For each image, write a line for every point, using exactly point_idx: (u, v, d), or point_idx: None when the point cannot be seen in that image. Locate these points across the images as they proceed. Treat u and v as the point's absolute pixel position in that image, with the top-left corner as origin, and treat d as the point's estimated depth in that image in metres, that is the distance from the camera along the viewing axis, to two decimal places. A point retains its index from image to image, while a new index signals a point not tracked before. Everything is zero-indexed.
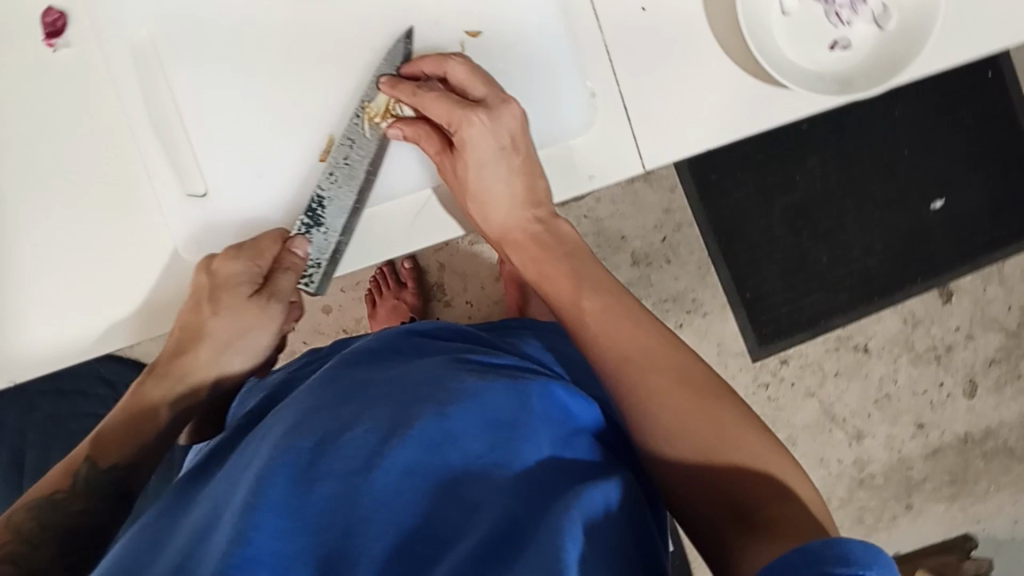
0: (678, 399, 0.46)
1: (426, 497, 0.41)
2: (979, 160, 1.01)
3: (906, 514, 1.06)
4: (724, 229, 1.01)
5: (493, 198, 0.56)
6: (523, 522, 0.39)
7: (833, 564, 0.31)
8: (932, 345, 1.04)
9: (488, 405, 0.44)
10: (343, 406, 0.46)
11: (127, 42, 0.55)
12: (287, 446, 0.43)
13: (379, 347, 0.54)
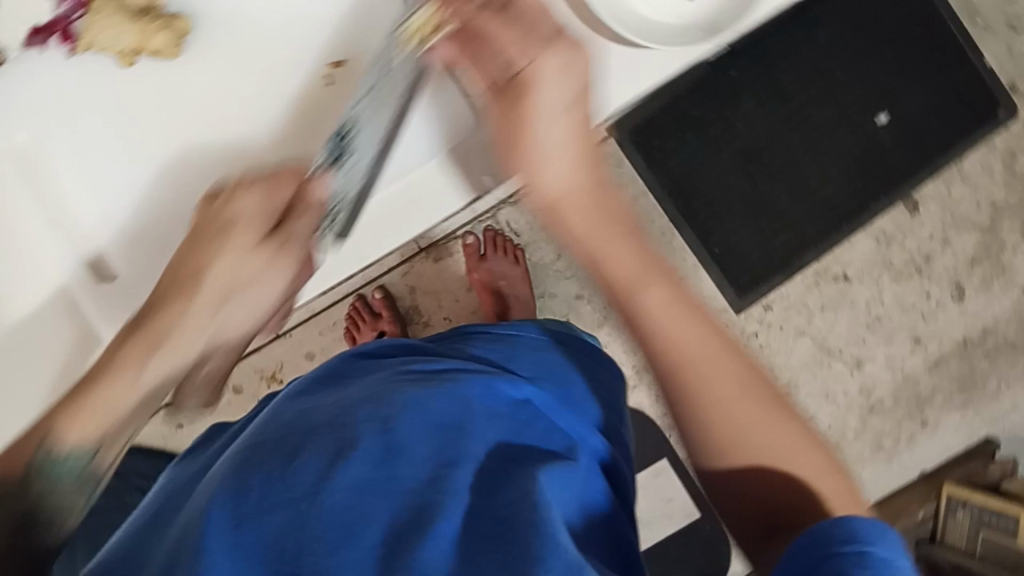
0: (735, 403, 0.54)
1: (383, 513, 0.39)
2: (913, 64, 1.00)
3: (924, 431, 1.05)
4: (679, 191, 1.01)
5: (550, 165, 0.62)
6: (489, 538, 0.38)
7: (842, 544, 0.43)
8: (910, 257, 1.03)
9: (431, 410, 0.43)
10: (282, 435, 0.44)
11: (47, 120, 0.81)
12: (227, 487, 0.41)
13: (321, 373, 0.52)
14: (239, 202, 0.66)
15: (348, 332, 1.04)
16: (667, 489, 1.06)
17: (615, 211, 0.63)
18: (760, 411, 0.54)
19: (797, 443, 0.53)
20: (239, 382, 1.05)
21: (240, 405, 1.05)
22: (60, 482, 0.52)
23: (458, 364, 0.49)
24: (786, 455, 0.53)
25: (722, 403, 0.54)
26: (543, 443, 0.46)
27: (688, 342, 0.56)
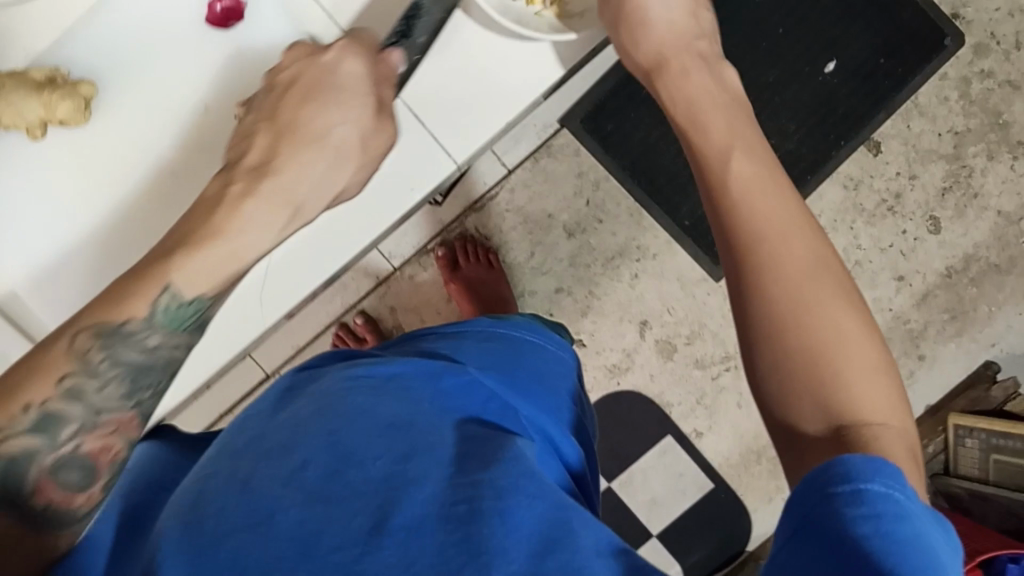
0: (816, 290, 0.40)
1: (342, 513, 0.38)
2: (854, 8, 0.99)
3: (922, 366, 1.04)
4: (641, 171, 1.00)
5: (654, 16, 0.57)
6: (458, 520, 0.37)
7: (838, 483, 0.33)
8: (880, 198, 1.03)
9: (379, 413, 0.43)
10: (228, 461, 0.42)
11: None
12: (179, 518, 0.39)
13: (270, 393, 0.50)
14: (343, 63, 0.54)
15: None
16: (676, 465, 1.06)
17: (724, 76, 0.55)
18: (845, 311, 0.40)
19: (878, 373, 0.39)
20: None
21: None
22: (159, 341, 0.44)
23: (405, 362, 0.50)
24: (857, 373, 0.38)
25: (798, 289, 0.40)
26: (502, 423, 0.47)
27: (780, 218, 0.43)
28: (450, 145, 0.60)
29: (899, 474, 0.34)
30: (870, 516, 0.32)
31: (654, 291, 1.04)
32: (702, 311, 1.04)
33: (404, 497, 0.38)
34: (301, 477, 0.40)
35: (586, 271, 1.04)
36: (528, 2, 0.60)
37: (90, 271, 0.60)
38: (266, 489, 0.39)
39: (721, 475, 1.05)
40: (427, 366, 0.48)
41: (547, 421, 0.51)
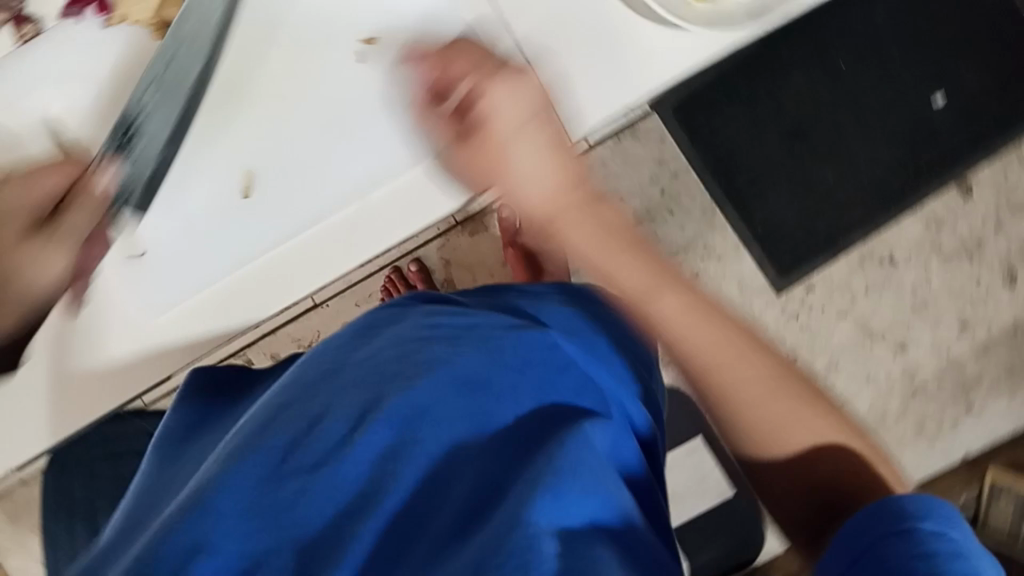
0: None
1: (408, 472, 0.45)
2: (975, 41, 0.96)
3: (968, 416, 1.02)
4: (723, 170, 0.99)
5: (530, 179, 0.64)
6: (505, 471, 0.45)
7: None
8: (961, 242, 1.00)
9: (461, 365, 0.49)
10: (315, 392, 0.48)
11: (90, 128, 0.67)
12: (260, 439, 0.46)
13: (361, 321, 0.55)
14: None
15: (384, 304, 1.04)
16: (701, 468, 1.05)
17: (603, 210, 0.66)
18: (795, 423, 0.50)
19: (786, 392, 0.59)
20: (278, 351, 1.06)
21: None
22: None
23: (489, 318, 0.54)
24: (789, 431, 0.57)
25: None
26: (573, 398, 0.52)
27: (721, 347, 0.59)
28: None
29: (955, 515, 0.45)
30: (953, 549, 0.43)
31: (712, 293, 1.02)
32: (757, 320, 1.02)
33: (458, 446, 0.46)
34: (370, 438, 0.45)
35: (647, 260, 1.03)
36: None
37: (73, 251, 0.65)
38: (354, 410, 0.46)
39: (744, 487, 1.04)
40: (510, 333, 0.52)
41: (628, 403, 0.57)
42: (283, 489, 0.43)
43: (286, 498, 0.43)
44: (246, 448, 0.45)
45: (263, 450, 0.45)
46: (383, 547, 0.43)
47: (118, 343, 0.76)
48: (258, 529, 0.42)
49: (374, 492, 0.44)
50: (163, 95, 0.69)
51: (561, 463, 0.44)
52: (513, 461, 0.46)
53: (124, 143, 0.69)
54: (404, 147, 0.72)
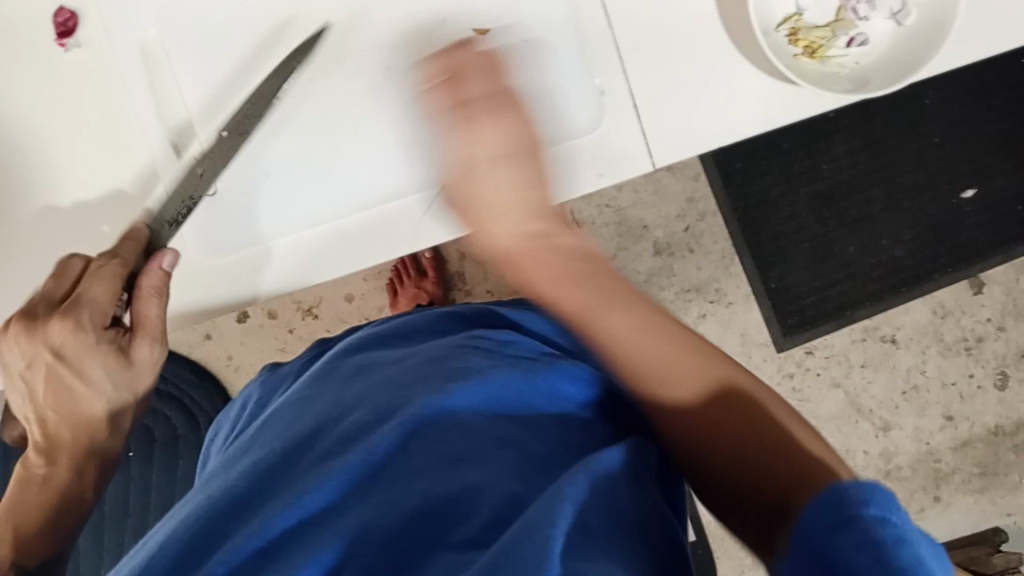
0: (684, 367, 0.44)
1: (425, 474, 0.39)
2: (1011, 148, 0.98)
3: (935, 506, 1.03)
4: (750, 221, 1.00)
5: (495, 212, 0.53)
6: (534, 489, 0.38)
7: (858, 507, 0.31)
8: (963, 336, 1.01)
9: (492, 381, 0.44)
10: (345, 396, 0.45)
11: (135, 40, 0.57)
12: (286, 444, 0.42)
13: (389, 333, 0.53)
14: (144, 304, 0.54)
15: (391, 284, 1.04)
16: None
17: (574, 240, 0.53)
18: (696, 375, 0.43)
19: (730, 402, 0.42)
20: (275, 308, 1.06)
21: (272, 330, 1.07)
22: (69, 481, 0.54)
23: (528, 343, 0.51)
24: (674, 380, 0.43)
25: (672, 370, 0.44)
26: (605, 426, 0.46)
27: (639, 321, 0.46)
28: (654, 144, 0.56)
29: (896, 498, 0.31)
30: (898, 536, 0.30)
31: (713, 338, 1.02)
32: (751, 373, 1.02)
33: (479, 451, 0.40)
34: (390, 438, 0.40)
35: (657, 292, 1.03)
36: (792, 40, 0.55)
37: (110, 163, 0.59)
38: (379, 412, 0.42)
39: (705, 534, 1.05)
40: (547, 362, 0.48)
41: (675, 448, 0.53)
42: (302, 482, 0.39)
43: (305, 489, 0.38)
44: (278, 453, 0.42)
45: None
46: (387, 545, 0.36)
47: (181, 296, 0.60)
48: (274, 515, 0.37)
49: (388, 492, 0.38)
50: (189, 37, 0.57)
51: (591, 485, 0.38)
52: (542, 478, 0.39)
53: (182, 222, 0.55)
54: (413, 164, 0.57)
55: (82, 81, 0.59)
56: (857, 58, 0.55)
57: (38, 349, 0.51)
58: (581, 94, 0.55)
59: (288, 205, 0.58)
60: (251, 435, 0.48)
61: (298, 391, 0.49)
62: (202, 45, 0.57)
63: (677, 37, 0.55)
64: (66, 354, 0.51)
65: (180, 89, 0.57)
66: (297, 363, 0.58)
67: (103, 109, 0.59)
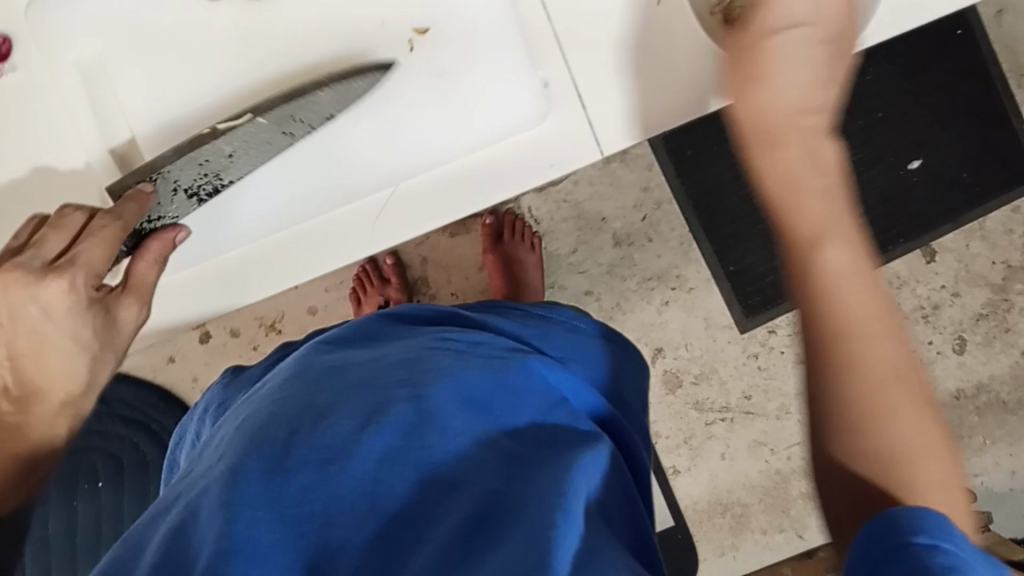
0: (861, 312, 0.37)
1: (410, 484, 0.39)
2: (953, 116, 0.99)
3: None
4: (705, 207, 1.00)
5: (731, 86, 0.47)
6: (513, 488, 0.39)
7: (915, 533, 0.32)
8: (918, 304, 1.03)
9: (467, 382, 0.44)
10: (320, 392, 0.44)
11: (75, 61, 0.58)
12: (262, 434, 0.41)
13: (350, 332, 0.52)
14: (144, 263, 0.55)
15: (354, 293, 1.03)
16: None
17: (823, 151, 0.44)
18: (874, 319, 0.37)
19: (907, 377, 0.37)
20: (238, 327, 1.05)
21: (235, 349, 1.05)
22: None
23: (496, 341, 0.50)
24: (846, 301, 0.38)
25: (849, 306, 0.37)
26: (573, 424, 0.46)
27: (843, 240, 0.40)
28: (601, 132, 0.56)
29: (949, 522, 0.33)
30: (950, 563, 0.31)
31: (678, 324, 1.04)
32: (717, 356, 1.03)
33: (459, 456, 0.40)
34: (371, 444, 0.40)
35: (620, 283, 1.04)
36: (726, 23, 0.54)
37: (51, 170, 0.59)
38: (357, 414, 0.42)
39: (684, 518, 1.06)
40: (515, 356, 0.49)
41: (636, 421, 0.56)
42: (284, 484, 0.38)
43: (290, 494, 0.38)
44: (250, 447, 0.40)
45: (265, 445, 0.40)
46: (375, 555, 0.36)
47: (166, 309, 0.63)
48: (261, 521, 0.36)
49: (375, 500, 0.38)
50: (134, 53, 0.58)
51: (572, 484, 0.40)
52: (521, 478, 0.40)
53: (197, 194, 0.57)
54: (375, 172, 0.58)
55: (24, 104, 0.60)
56: None
57: (24, 306, 0.50)
58: (527, 90, 0.56)
59: (256, 213, 0.59)
60: (214, 436, 0.46)
61: (266, 386, 0.48)
62: (146, 59, 0.58)
63: (617, 24, 0.54)
64: (56, 313, 0.50)
65: (123, 108, 0.58)
66: (256, 369, 0.59)
67: (43, 123, 0.59)
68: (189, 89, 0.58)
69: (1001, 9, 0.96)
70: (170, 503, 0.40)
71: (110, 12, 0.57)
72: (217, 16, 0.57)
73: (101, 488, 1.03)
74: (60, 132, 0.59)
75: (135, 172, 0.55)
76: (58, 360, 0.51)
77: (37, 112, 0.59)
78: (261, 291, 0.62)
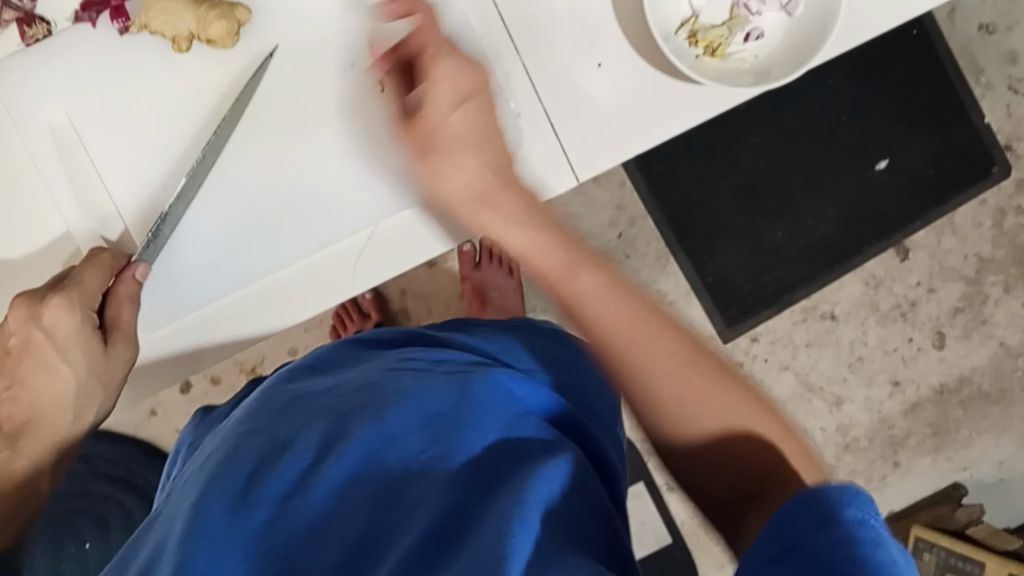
0: (640, 350, 0.43)
1: (371, 509, 0.37)
2: (917, 115, 1.00)
3: (896, 472, 1.06)
4: (678, 218, 1.01)
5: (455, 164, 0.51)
6: (475, 499, 0.37)
7: (842, 508, 0.32)
8: (897, 302, 1.04)
9: (428, 400, 0.42)
10: (283, 422, 0.43)
11: (43, 121, 0.57)
12: (226, 468, 0.40)
13: (321, 359, 0.52)
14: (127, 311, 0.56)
15: (334, 330, 1.02)
16: (641, 512, 1.05)
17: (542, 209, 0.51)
18: (649, 343, 0.44)
19: (700, 370, 0.44)
20: (219, 373, 1.04)
21: (217, 396, 1.04)
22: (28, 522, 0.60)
23: (462, 356, 0.48)
24: (630, 355, 0.44)
25: (634, 351, 0.44)
26: (539, 436, 0.43)
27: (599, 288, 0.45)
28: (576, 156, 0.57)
29: (874, 498, 0.32)
30: (876, 537, 0.31)
31: None
32: None
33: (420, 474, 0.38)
34: (331, 469, 0.38)
35: None
36: (692, 42, 0.56)
37: (26, 226, 0.58)
38: (319, 441, 0.40)
39: (681, 533, 1.06)
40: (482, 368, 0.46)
41: (612, 429, 0.54)
42: (245, 518, 0.37)
43: (248, 530, 0.36)
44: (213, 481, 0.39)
45: (225, 481, 0.39)
46: None
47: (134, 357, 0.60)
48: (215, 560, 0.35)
49: (331, 528, 0.37)
50: (101, 108, 0.56)
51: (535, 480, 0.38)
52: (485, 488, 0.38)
53: (154, 235, 0.55)
54: (344, 210, 0.57)
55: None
56: (756, 52, 0.57)
57: (31, 331, 0.56)
58: (497, 119, 0.56)
59: (219, 265, 0.57)
60: (186, 471, 0.45)
61: (234, 418, 0.47)
62: (115, 113, 0.56)
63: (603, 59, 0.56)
64: (55, 333, 0.56)
65: (93, 163, 0.57)
66: (235, 401, 0.58)
67: (15, 183, 0.58)
68: (160, 140, 0.56)
69: (954, 8, 0.99)
70: (137, 538, 0.40)
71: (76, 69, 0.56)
72: (183, 65, 0.56)
73: (89, 550, 1.00)
74: (35, 192, 0.58)
75: (112, 209, 0.57)
76: (51, 379, 0.58)
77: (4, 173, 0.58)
78: (229, 342, 0.59)
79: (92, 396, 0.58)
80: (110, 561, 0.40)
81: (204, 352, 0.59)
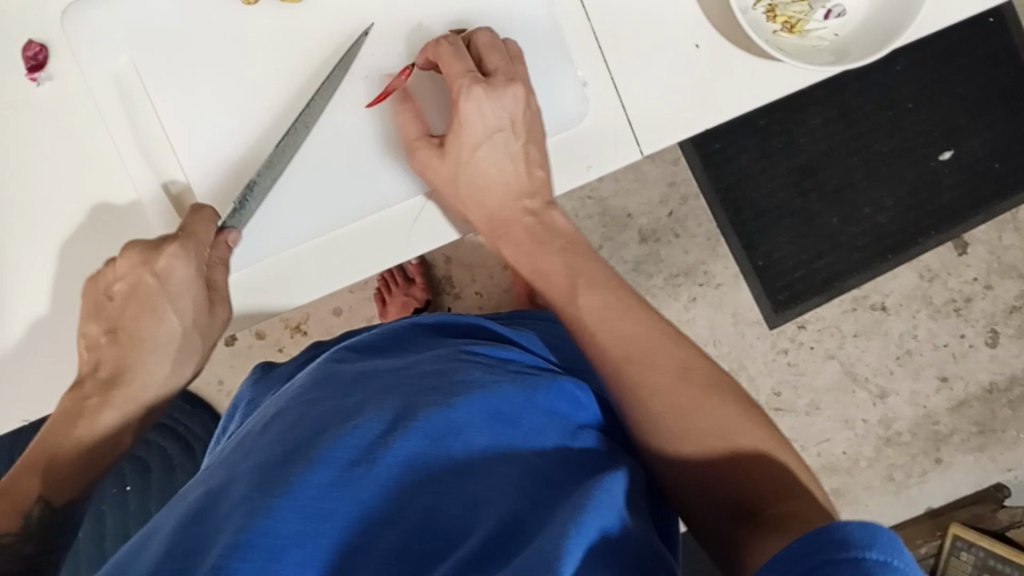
0: (633, 354, 0.46)
1: (434, 494, 0.37)
2: (985, 105, 0.97)
3: (937, 469, 1.03)
4: (731, 199, 0.99)
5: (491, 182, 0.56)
6: (536, 505, 0.37)
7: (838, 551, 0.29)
8: (951, 297, 1.01)
9: (497, 397, 0.41)
10: (349, 397, 0.43)
11: (109, 69, 0.56)
12: (291, 439, 0.40)
13: (381, 341, 0.52)
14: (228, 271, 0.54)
15: (379, 293, 1.03)
16: None
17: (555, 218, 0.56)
18: (645, 352, 0.46)
19: (689, 376, 0.45)
20: (263, 328, 1.05)
21: (260, 350, 1.05)
22: None
23: (524, 359, 0.49)
24: (621, 361, 0.46)
25: (627, 359, 0.46)
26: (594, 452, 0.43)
27: (607, 310, 0.49)
28: (641, 130, 0.56)
29: (897, 538, 0.30)
30: None
31: (705, 320, 1.02)
32: (746, 353, 1.03)
33: (484, 468, 0.38)
34: (395, 448, 0.38)
35: (646, 280, 1.02)
36: (771, 17, 0.55)
37: (84, 174, 0.58)
38: (385, 417, 0.40)
39: None
40: (548, 376, 0.46)
41: None
42: (308, 480, 0.37)
43: (312, 490, 0.36)
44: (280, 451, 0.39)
45: (292, 451, 0.39)
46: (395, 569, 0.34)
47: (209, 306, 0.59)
48: (280, 509, 0.35)
49: (392, 512, 0.36)
50: (168, 58, 0.56)
51: (601, 489, 0.37)
52: (545, 497, 0.38)
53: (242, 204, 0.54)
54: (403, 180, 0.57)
55: (54, 117, 0.58)
56: (836, 31, 0.55)
57: (140, 277, 0.52)
58: (566, 86, 0.55)
59: (286, 228, 0.56)
60: (242, 435, 0.45)
61: (292, 389, 0.47)
62: (182, 64, 0.56)
63: (701, 39, 0.55)
64: (167, 283, 0.52)
65: (157, 115, 0.56)
66: (292, 365, 0.58)
67: (81, 131, 0.58)
68: (224, 93, 0.56)
69: None
70: (197, 490, 0.39)
71: (143, 16, 0.55)
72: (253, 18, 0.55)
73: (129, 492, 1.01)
74: (100, 141, 0.58)
75: (173, 162, 0.56)
76: (153, 329, 0.53)
77: (70, 121, 0.58)
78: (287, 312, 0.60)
79: (194, 352, 0.54)
80: (164, 509, 0.40)
81: (255, 316, 0.59)
